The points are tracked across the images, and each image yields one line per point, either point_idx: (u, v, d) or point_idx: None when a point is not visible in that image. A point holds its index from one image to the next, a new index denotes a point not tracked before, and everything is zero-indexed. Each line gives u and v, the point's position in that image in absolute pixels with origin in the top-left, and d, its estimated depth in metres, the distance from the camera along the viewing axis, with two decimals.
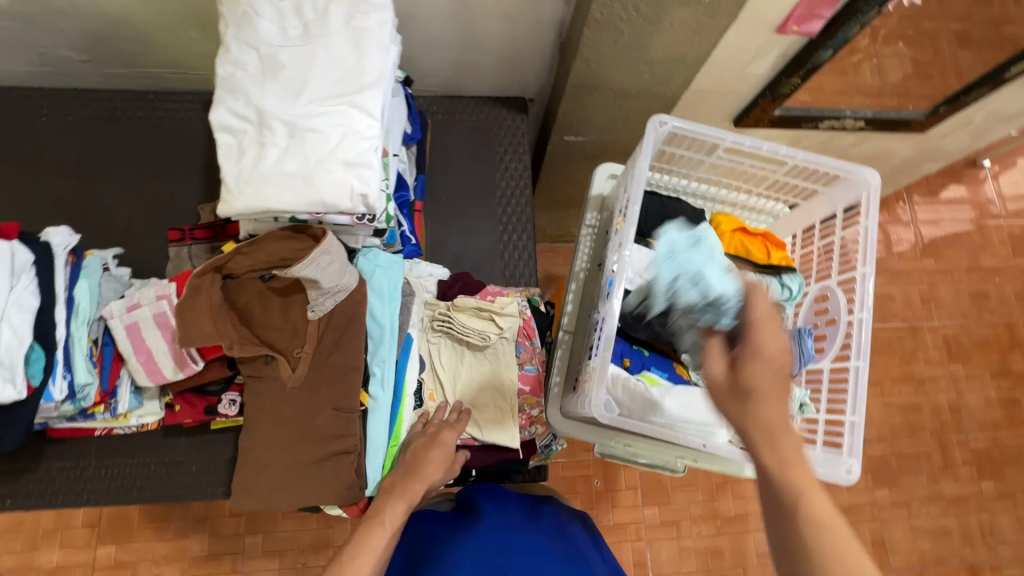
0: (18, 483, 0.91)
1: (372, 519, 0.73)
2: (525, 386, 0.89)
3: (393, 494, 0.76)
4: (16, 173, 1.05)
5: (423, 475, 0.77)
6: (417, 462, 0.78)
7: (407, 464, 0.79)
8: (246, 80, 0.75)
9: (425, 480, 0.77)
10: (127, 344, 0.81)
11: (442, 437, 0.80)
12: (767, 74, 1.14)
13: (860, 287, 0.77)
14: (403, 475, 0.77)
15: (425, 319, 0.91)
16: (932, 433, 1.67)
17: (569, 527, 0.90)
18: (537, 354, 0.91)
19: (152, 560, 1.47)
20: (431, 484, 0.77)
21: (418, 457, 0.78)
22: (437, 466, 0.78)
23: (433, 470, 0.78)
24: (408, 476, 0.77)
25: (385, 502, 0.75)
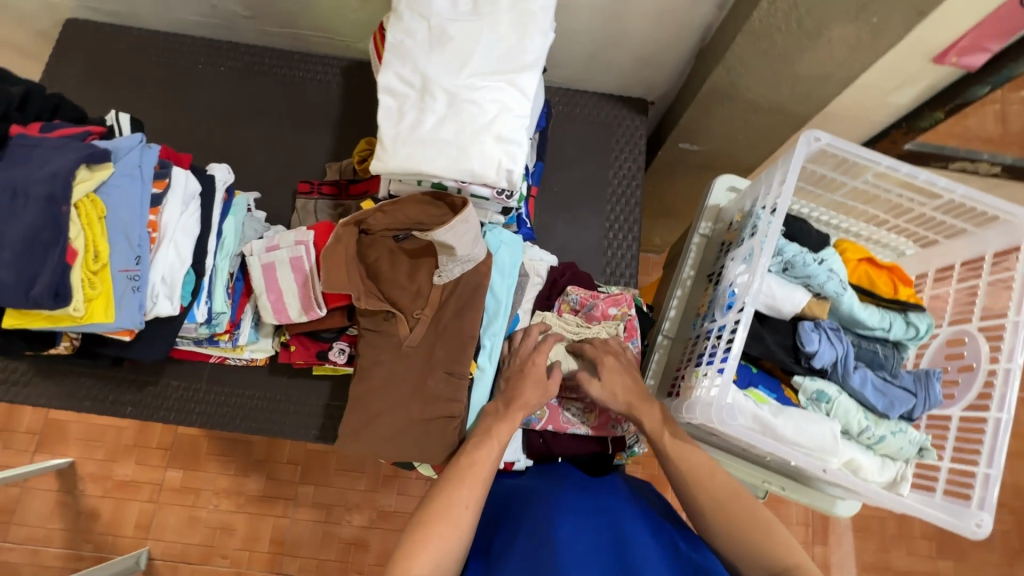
0: (141, 394, 1.00)
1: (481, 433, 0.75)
2: None
3: (498, 416, 0.76)
4: (170, 113, 1.14)
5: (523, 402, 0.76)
6: (517, 387, 0.77)
7: (505, 392, 0.79)
8: (414, 47, 0.78)
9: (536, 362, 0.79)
10: (262, 282, 0.86)
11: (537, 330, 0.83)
12: (908, 105, 1.09)
13: (1011, 336, 0.72)
14: (504, 403, 0.77)
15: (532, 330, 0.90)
16: (1010, 510, 1.56)
17: (644, 492, 0.83)
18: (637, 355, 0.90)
19: (214, 490, 1.56)
20: (530, 412, 0.76)
21: (515, 388, 0.78)
22: (535, 394, 0.77)
23: (533, 397, 0.77)
24: (507, 402, 0.77)
25: (490, 421, 0.77)
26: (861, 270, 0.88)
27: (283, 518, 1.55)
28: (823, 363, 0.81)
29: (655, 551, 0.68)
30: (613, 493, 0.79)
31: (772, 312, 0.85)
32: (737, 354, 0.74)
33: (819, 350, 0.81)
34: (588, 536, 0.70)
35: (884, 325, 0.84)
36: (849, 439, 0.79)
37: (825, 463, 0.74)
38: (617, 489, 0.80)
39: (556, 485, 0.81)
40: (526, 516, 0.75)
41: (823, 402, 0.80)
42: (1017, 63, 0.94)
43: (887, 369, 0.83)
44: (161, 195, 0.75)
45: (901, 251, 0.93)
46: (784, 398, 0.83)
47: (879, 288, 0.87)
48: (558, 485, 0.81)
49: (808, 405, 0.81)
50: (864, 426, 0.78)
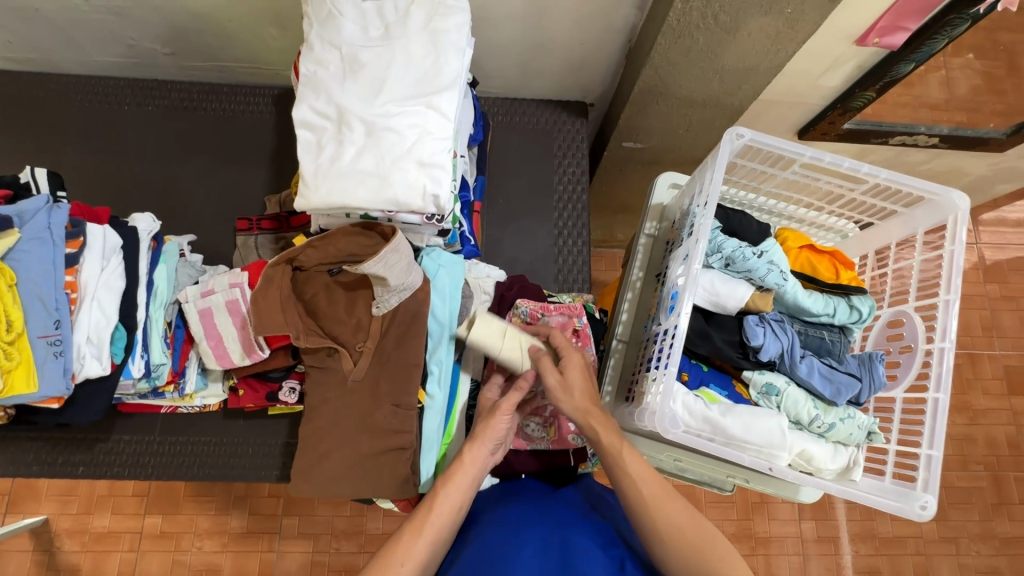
0: (90, 452, 0.96)
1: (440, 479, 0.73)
2: None
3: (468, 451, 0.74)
4: (99, 158, 1.10)
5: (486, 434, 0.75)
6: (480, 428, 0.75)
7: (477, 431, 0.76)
8: (328, 79, 0.77)
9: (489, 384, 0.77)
10: (199, 328, 0.84)
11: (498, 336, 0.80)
12: (840, 86, 1.10)
13: (943, 316, 0.74)
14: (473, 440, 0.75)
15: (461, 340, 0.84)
16: (986, 467, 1.59)
17: (603, 505, 0.82)
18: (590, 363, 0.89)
19: (195, 532, 1.52)
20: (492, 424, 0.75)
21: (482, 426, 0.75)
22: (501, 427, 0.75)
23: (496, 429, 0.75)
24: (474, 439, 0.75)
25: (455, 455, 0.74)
26: (803, 257, 0.88)
27: (269, 553, 1.51)
28: (770, 356, 0.80)
29: (602, 560, 0.67)
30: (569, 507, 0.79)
31: (717, 308, 0.84)
32: (677, 356, 0.74)
33: (765, 344, 0.80)
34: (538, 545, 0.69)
35: (829, 310, 0.84)
36: (802, 429, 0.79)
37: (774, 459, 0.74)
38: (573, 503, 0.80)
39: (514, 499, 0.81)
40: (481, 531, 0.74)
41: (773, 395, 0.80)
42: (936, 38, 0.94)
43: (835, 354, 0.84)
44: (76, 255, 0.73)
45: (843, 233, 0.94)
46: (735, 394, 0.84)
47: (821, 272, 0.86)
48: (517, 497, 0.81)
49: (760, 399, 0.81)
50: (814, 415, 0.78)
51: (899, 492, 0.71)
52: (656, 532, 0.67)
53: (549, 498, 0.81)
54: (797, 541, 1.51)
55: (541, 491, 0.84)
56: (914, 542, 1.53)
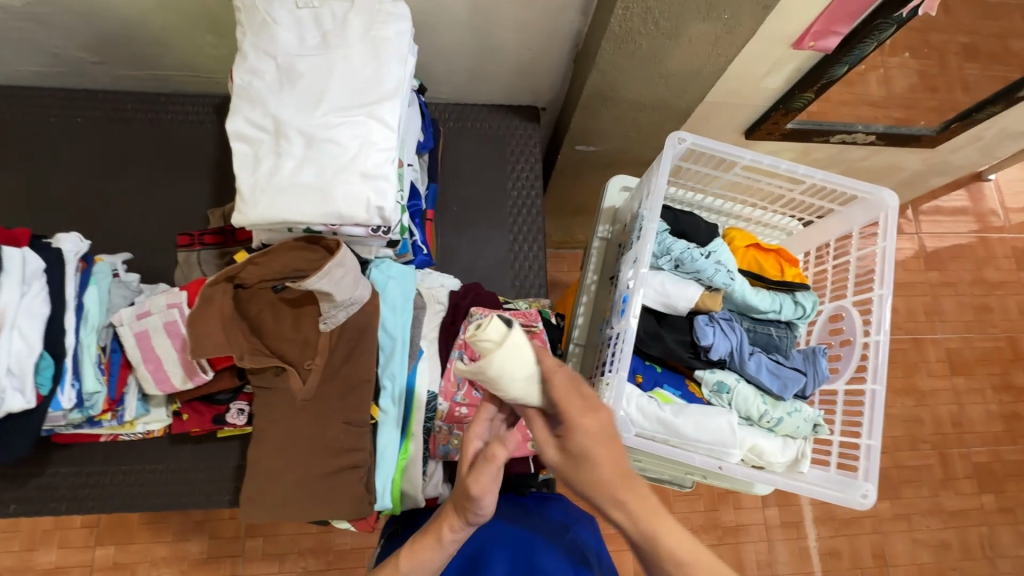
0: (24, 488, 0.90)
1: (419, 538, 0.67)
2: None
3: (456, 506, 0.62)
4: (24, 174, 1.04)
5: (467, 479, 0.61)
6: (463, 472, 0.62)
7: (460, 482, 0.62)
8: (264, 89, 0.74)
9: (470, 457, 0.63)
10: (137, 352, 0.80)
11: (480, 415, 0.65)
12: (781, 88, 1.13)
13: (877, 310, 0.77)
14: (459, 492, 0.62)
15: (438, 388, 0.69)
16: (933, 446, 1.67)
17: (579, 526, 0.82)
18: (549, 370, 0.87)
19: (151, 562, 1.44)
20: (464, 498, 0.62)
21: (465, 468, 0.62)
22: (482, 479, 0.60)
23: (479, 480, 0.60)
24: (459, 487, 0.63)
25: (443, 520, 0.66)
26: (750, 256, 0.90)
27: None
28: (720, 355, 0.82)
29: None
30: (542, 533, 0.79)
31: (669, 309, 0.85)
32: (626, 360, 0.75)
33: (714, 343, 0.82)
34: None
35: (775, 307, 0.86)
36: (752, 425, 0.81)
37: (725, 457, 0.75)
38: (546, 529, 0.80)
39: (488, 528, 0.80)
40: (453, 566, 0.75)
41: (723, 393, 0.82)
42: (865, 43, 0.98)
43: (781, 350, 0.86)
44: None
45: (787, 230, 0.97)
46: (688, 394, 0.85)
47: (766, 270, 0.89)
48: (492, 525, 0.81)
49: (712, 398, 0.83)
50: (762, 410, 0.80)
51: (841, 482, 0.73)
52: (651, 552, 0.58)
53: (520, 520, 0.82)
54: (761, 528, 1.55)
55: (514, 512, 0.83)
56: (870, 521, 1.60)
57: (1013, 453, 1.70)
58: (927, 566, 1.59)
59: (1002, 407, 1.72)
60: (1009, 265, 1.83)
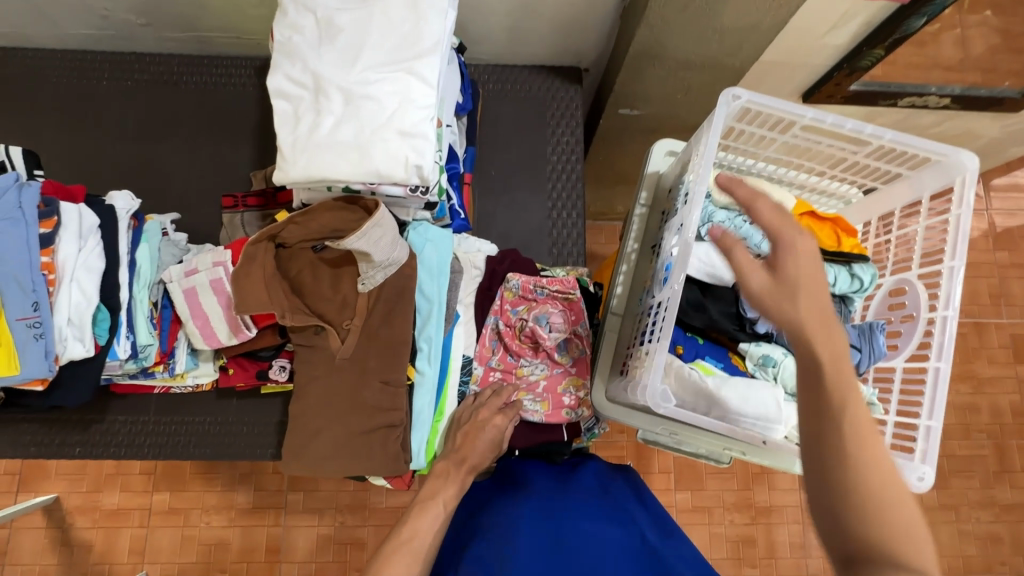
0: (87, 433, 0.97)
1: (427, 500, 0.73)
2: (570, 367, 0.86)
3: (446, 478, 0.75)
4: (80, 135, 1.07)
5: (469, 459, 0.77)
6: (465, 446, 0.77)
7: (455, 452, 0.78)
8: (303, 44, 0.73)
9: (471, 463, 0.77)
10: (185, 308, 0.83)
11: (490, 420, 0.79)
12: (847, 44, 1.04)
13: (947, 284, 0.71)
14: (451, 462, 0.77)
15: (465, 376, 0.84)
16: (990, 436, 1.57)
17: (612, 488, 0.83)
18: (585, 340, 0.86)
19: (202, 508, 1.54)
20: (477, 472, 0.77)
21: (464, 443, 0.78)
22: (482, 451, 0.78)
23: (480, 454, 0.78)
24: (457, 461, 0.77)
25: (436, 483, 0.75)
26: (805, 225, 0.84)
27: (276, 527, 1.53)
28: (767, 328, 0.78)
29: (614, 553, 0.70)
30: (576, 497, 0.80)
31: (714, 280, 0.81)
32: (671, 327, 0.72)
33: (762, 316, 0.78)
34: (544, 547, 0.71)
35: (830, 280, 0.81)
36: None
37: (770, 432, 0.72)
38: (577, 494, 0.81)
39: (515, 497, 0.80)
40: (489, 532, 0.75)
41: (769, 366, 0.78)
42: None
43: (834, 325, 0.81)
44: (50, 235, 0.71)
45: (847, 199, 0.90)
46: (732, 366, 0.82)
47: (821, 240, 0.84)
48: (521, 493, 0.81)
49: (756, 371, 0.79)
50: None
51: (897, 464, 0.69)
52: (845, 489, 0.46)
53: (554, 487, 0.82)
54: (797, 510, 1.51)
55: (549, 484, 0.82)
56: None
57: None
58: (973, 559, 1.52)
59: None
60: None
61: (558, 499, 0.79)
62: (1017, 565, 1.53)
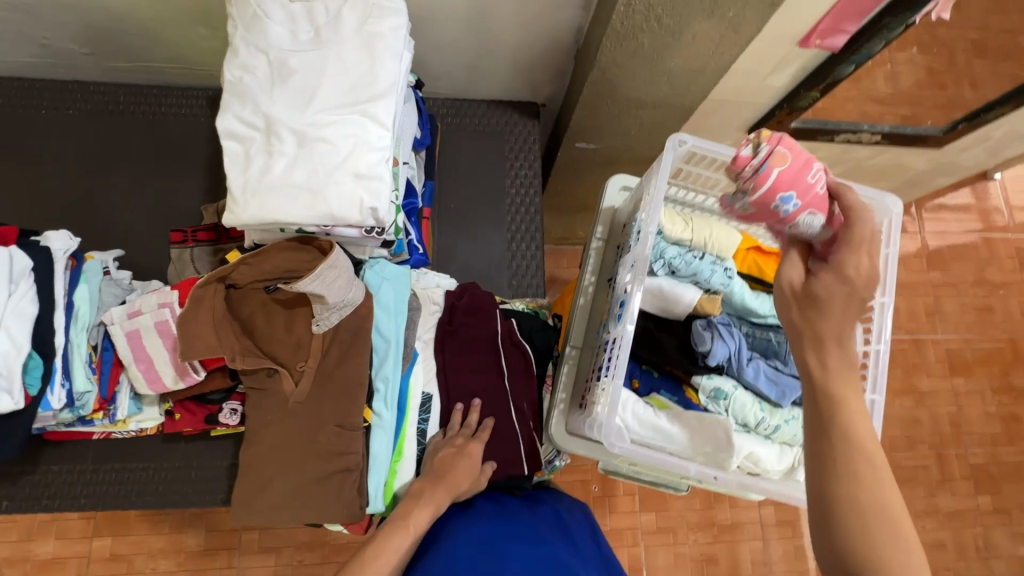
0: (16, 486, 0.90)
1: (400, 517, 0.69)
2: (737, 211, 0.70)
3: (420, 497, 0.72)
4: (16, 167, 1.02)
5: (450, 481, 0.74)
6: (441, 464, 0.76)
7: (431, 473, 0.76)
8: (255, 85, 0.72)
9: (446, 480, 0.74)
10: (127, 352, 0.79)
11: (466, 448, 0.78)
12: (785, 87, 1.11)
13: (878, 318, 0.76)
14: (429, 483, 0.74)
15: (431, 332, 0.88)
16: (930, 446, 1.66)
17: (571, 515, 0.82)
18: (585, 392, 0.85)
19: (149, 554, 1.44)
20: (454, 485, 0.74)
21: (444, 468, 0.76)
22: (467, 477, 0.76)
23: (461, 479, 0.75)
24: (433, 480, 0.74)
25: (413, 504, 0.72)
26: (750, 259, 0.89)
27: (230, 569, 1.44)
28: (718, 361, 0.80)
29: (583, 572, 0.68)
30: (542, 523, 0.76)
31: (666, 313, 0.85)
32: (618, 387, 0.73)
33: (713, 349, 0.80)
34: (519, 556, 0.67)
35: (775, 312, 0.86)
36: (749, 432, 0.81)
37: (721, 465, 0.75)
38: (544, 519, 0.77)
39: (477, 512, 0.77)
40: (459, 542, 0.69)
41: (721, 399, 0.81)
42: (872, 42, 0.97)
43: (781, 355, 0.85)
44: None
45: None
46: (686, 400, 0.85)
47: (765, 274, 0.88)
48: (483, 510, 0.78)
49: (709, 404, 0.82)
50: (760, 417, 0.80)
51: None
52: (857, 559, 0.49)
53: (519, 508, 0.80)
54: (756, 526, 1.55)
55: (516, 505, 0.81)
56: None
57: (1011, 454, 1.69)
58: None
59: (1001, 408, 1.72)
60: (1012, 265, 1.81)
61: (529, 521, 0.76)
62: (961, 570, 1.60)
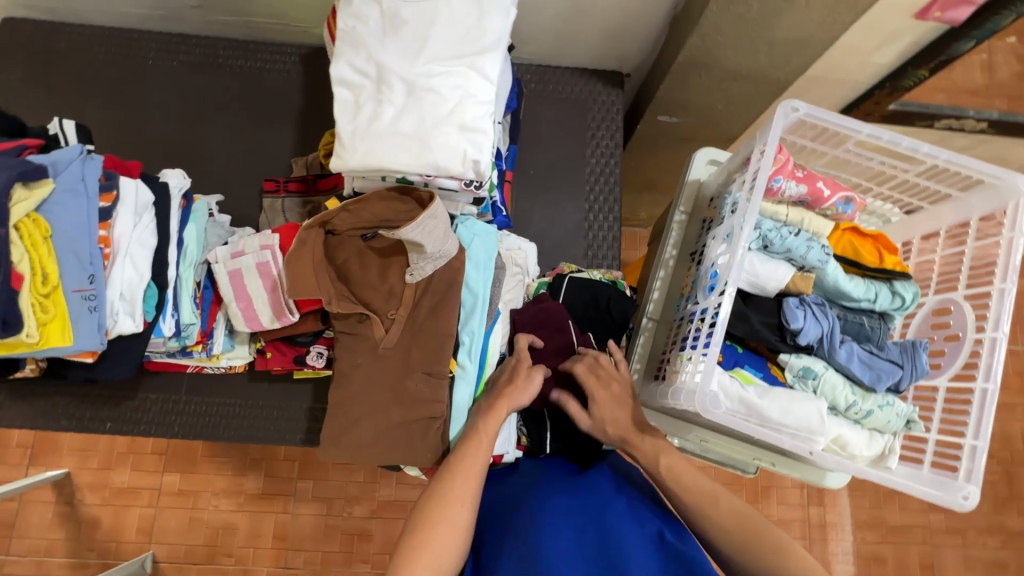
0: (117, 409, 0.97)
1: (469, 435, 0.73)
2: (801, 183, 0.81)
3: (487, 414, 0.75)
4: (124, 113, 1.08)
5: (509, 396, 0.76)
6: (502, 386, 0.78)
7: (495, 392, 0.78)
8: (367, 34, 0.74)
9: (510, 398, 0.76)
10: (229, 290, 0.83)
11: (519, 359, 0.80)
12: (891, 64, 1.05)
13: (997, 305, 0.72)
14: (490, 398, 0.77)
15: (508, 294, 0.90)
16: (1000, 461, 1.58)
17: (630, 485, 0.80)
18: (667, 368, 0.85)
19: (212, 492, 1.53)
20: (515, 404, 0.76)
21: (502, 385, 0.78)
22: (518, 388, 0.77)
23: (519, 395, 0.77)
24: (495, 396, 0.77)
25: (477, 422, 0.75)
26: (845, 240, 0.85)
27: (285, 514, 1.52)
28: (809, 340, 0.79)
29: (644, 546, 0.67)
30: (600, 493, 0.76)
31: (755, 289, 0.83)
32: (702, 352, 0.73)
33: (805, 327, 0.78)
34: (575, 537, 0.69)
35: (870, 296, 0.82)
36: (836, 415, 0.78)
37: (810, 444, 0.73)
38: (602, 485, 0.77)
39: (543, 483, 0.79)
40: (514, 519, 0.72)
41: (810, 379, 0.79)
42: (1001, 15, 0.90)
43: (873, 341, 0.81)
44: (108, 209, 0.73)
45: (886, 218, 0.90)
46: (770, 376, 0.82)
47: (864, 256, 0.83)
48: (544, 484, 0.78)
49: (795, 383, 0.80)
50: (851, 401, 0.77)
51: (937, 482, 0.70)
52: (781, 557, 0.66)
53: (577, 478, 0.79)
54: (804, 525, 1.52)
55: (572, 474, 0.81)
56: (921, 531, 1.53)
57: None
58: None
59: None
60: None
61: (589, 493, 0.75)
62: None
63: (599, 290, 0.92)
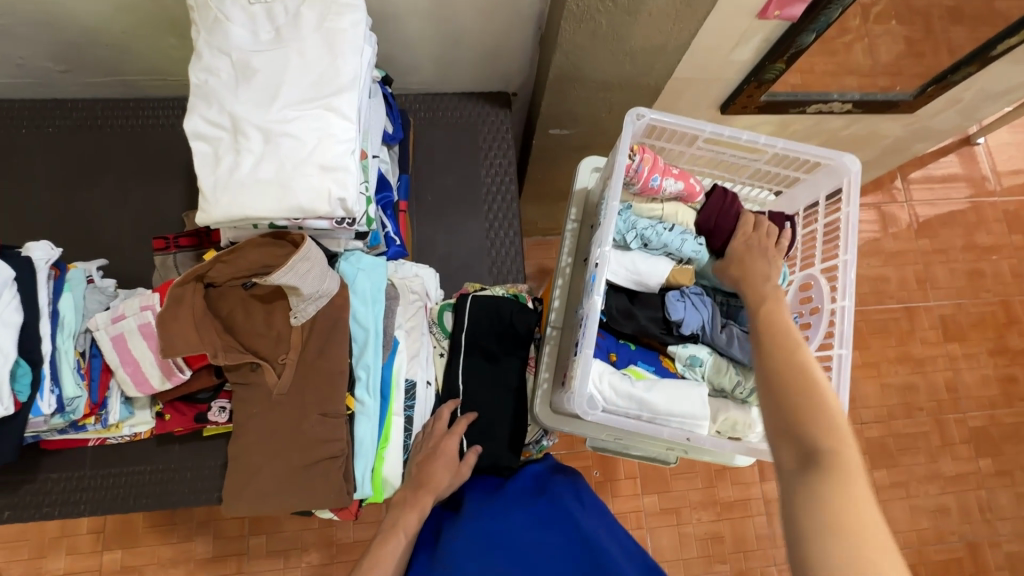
0: (18, 494, 0.92)
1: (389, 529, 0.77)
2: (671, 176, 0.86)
3: (407, 504, 0.79)
4: (1, 185, 1.05)
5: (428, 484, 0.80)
6: (423, 469, 0.80)
7: (416, 476, 0.81)
8: (220, 87, 0.74)
9: (433, 489, 0.79)
10: (114, 356, 0.81)
11: (442, 446, 0.82)
12: (750, 60, 1.12)
13: (843, 275, 0.78)
14: (412, 488, 0.80)
15: (408, 319, 0.90)
16: (929, 412, 1.67)
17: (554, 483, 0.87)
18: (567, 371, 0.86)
19: (158, 563, 1.43)
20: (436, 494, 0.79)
21: (423, 471, 0.81)
22: (444, 475, 0.80)
23: (440, 478, 0.80)
24: (416, 486, 0.80)
25: (399, 511, 0.79)
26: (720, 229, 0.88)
27: None
28: (691, 329, 0.83)
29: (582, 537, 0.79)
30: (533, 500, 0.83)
31: (641, 287, 0.86)
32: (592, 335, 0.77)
33: (685, 318, 0.82)
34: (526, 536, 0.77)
35: None
36: (726, 398, 0.82)
37: (696, 429, 0.77)
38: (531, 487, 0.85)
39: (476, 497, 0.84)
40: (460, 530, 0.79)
41: (697, 366, 0.82)
42: (829, 9, 0.96)
43: None
44: None
45: (761, 202, 0.96)
46: (662, 369, 0.85)
47: None
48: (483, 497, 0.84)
49: (685, 372, 0.83)
50: (736, 381, 0.81)
51: None
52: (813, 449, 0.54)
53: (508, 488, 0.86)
54: (760, 502, 1.55)
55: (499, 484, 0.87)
56: None
57: (1010, 416, 1.70)
58: (926, 531, 1.59)
59: (998, 371, 1.72)
60: (1002, 229, 1.82)
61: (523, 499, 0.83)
62: (966, 533, 1.60)
63: (502, 304, 0.91)
